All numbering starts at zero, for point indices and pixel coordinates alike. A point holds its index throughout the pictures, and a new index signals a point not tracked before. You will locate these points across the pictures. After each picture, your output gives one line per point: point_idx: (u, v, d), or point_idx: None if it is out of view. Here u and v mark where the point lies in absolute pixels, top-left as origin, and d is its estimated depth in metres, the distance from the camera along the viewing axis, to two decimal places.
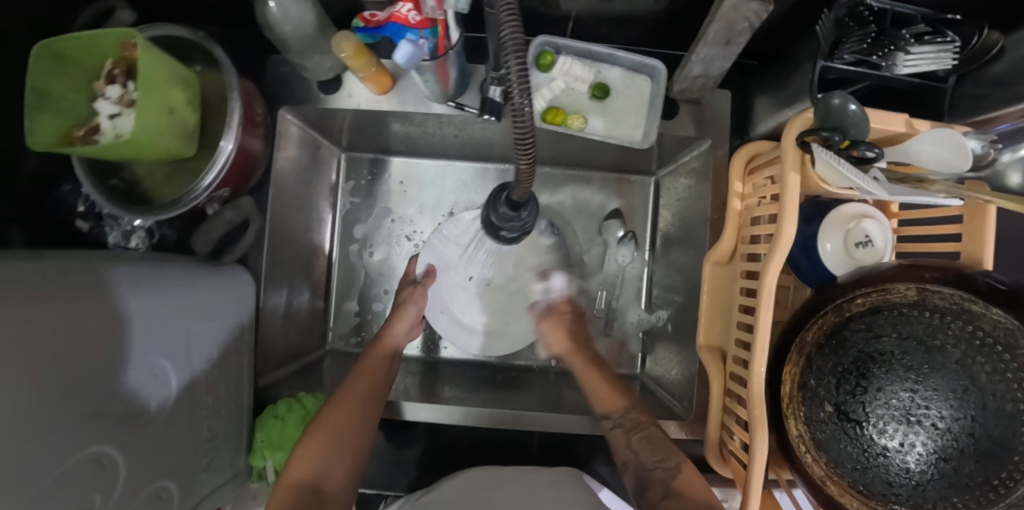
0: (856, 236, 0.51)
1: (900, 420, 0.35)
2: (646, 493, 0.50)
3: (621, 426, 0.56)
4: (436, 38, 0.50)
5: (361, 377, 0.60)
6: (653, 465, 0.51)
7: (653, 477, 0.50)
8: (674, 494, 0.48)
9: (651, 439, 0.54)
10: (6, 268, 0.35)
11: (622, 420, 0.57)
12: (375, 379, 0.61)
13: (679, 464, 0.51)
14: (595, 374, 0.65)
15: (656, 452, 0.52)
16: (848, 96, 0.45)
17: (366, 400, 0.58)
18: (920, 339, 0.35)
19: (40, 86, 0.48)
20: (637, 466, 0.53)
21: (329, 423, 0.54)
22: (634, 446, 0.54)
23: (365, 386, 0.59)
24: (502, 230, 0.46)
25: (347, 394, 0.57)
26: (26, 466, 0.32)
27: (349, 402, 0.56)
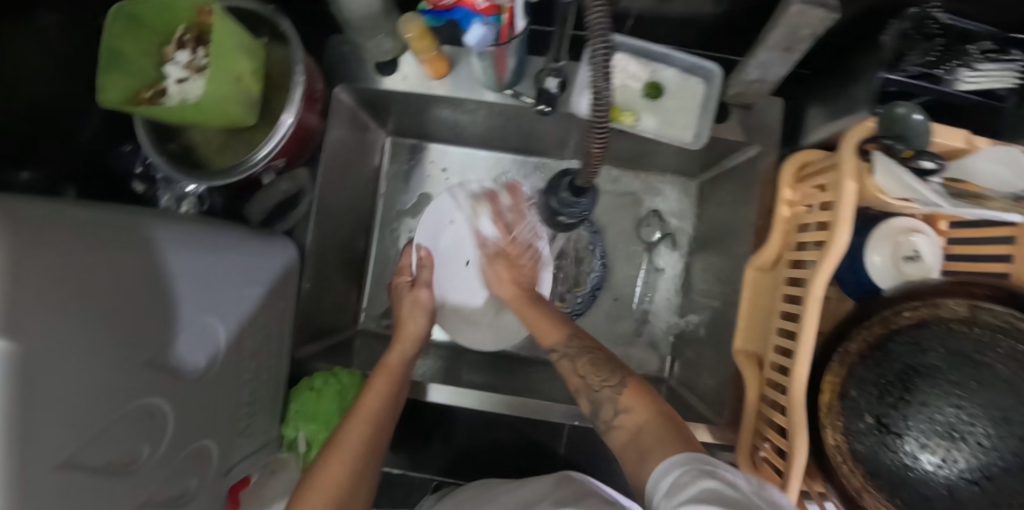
0: (904, 249, 0.52)
1: (944, 435, 0.43)
2: (601, 413, 0.50)
3: (564, 355, 0.56)
4: (500, 26, 0.50)
5: (363, 419, 0.52)
6: (600, 386, 0.51)
7: (603, 397, 0.50)
8: (625, 409, 0.48)
9: (596, 361, 0.54)
10: (69, 214, 0.36)
11: (565, 349, 0.56)
12: (380, 415, 0.53)
13: (623, 380, 0.51)
14: (536, 311, 0.63)
15: (601, 374, 0.52)
16: (914, 105, 0.45)
17: (366, 450, 0.50)
18: (965, 357, 0.44)
19: (114, 45, 0.49)
20: (587, 390, 0.52)
21: (327, 480, 0.48)
22: (580, 371, 0.54)
23: (364, 428, 0.51)
24: (561, 215, 0.48)
25: (346, 440, 0.50)
26: (75, 410, 0.33)
27: (351, 445, 0.50)
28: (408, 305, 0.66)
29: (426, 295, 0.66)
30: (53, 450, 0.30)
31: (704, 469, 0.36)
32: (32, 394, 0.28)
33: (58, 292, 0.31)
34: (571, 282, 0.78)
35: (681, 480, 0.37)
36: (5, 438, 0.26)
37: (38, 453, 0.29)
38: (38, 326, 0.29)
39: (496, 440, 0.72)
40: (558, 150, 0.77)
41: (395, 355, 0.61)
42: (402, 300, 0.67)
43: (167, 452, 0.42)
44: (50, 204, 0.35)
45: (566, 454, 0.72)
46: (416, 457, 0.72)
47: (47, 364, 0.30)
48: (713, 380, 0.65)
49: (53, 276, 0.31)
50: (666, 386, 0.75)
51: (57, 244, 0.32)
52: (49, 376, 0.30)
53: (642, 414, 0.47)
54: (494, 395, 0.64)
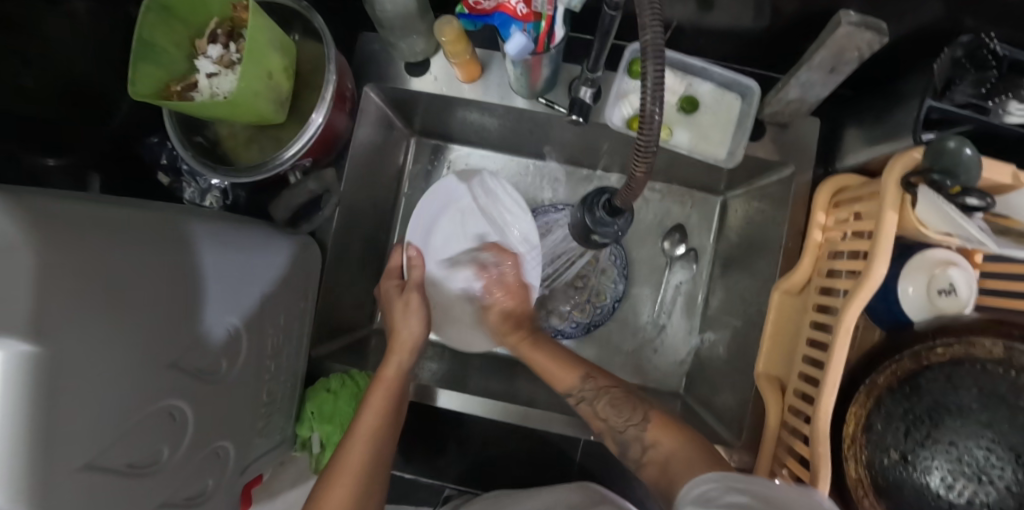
0: (939, 282, 0.49)
1: (971, 477, 0.43)
2: (629, 452, 0.50)
3: (584, 400, 0.55)
4: (537, 33, 0.49)
5: (359, 439, 0.50)
6: (623, 427, 0.51)
7: (628, 436, 0.51)
8: (652, 443, 0.49)
9: (614, 401, 0.53)
10: (102, 212, 0.36)
11: (584, 393, 0.55)
12: (376, 435, 0.51)
13: (646, 416, 0.51)
14: (540, 354, 0.61)
15: (622, 414, 0.52)
16: (965, 138, 0.42)
17: (365, 471, 0.48)
18: (1000, 397, 0.44)
19: (146, 38, 0.48)
20: (610, 430, 0.52)
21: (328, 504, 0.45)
22: (602, 414, 0.53)
23: (363, 451, 0.49)
24: (595, 233, 0.47)
25: (343, 465, 0.48)
26: (100, 410, 0.32)
27: (349, 469, 0.48)
28: (400, 309, 0.60)
29: (417, 298, 0.60)
30: (75, 451, 0.30)
31: (733, 485, 0.37)
32: (53, 396, 0.28)
33: (81, 290, 0.31)
34: (591, 291, 0.77)
35: (710, 494, 0.37)
36: (29, 440, 0.26)
37: (58, 454, 0.29)
38: (61, 326, 0.29)
39: (510, 450, 0.72)
40: (585, 158, 0.76)
41: (389, 369, 0.56)
42: (391, 303, 0.61)
43: (186, 452, 0.42)
44: (78, 199, 0.35)
45: (580, 468, 0.72)
46: (429, 462, 0.72)
47: (69, 365, 0.29)
48: (732, 402, 0.65)
49: (78, 275, 0.31)
50: (683, 403, 0.74)
51: (82, 242, 0.32)
52: (73, 378, 0.30)
53: (670, 447, 0.47)
54: (509, 405, 0.64)
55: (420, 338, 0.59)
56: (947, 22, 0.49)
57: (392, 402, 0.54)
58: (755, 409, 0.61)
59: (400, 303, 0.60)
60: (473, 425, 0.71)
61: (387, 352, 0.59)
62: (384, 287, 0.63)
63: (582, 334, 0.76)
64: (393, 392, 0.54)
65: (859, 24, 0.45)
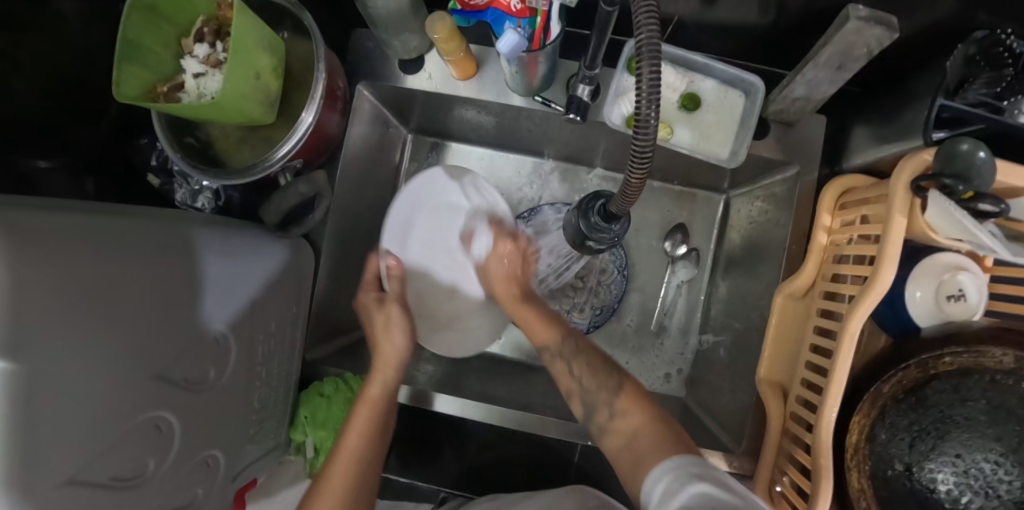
0: (948, 288, 0.48)
1: (978, 490, 0.43)
2: (594, 417, 0.49)
3: (561, 355, 0.55)
4: (533, 30, 0.49)
5: (345, 461, 0.49)
6: (595, 389, 0.50)
7: (597, 400, 0.49)
8: (620, 413, 0.47)
9: (591, 365, 0.52)
10: (84, 221, 0.35)
11: (560, 349, 0.56)
12: (360, 458, 0.49)
13: (620, 384, 0.49)
14: (527, 307, 0.60)
15: (597, 376, 0.51)
16: (979, 141, 0.40)
17: (353, 489, 0.48)
18: (1009, 410, 0.43)
19: (131, 37, 0.46)
20: (581, 392, 0.52)
21: None
22: (575, 373, 0.53)
23: (348, 473, 0.48)
24: (591, 238, 0.46)
25: (326, 488, 0.47)
26: (84, 425, 0.32)
27: (334, 491, 0.47)
28: (379, 322, 0.58)
29: (398, 312, 0.58)
30: (61, 468, 0.30)
31: (692, 474, 0.36)
32: (36, 414, 0.28)
33: (64, 304, 0.30)
34: (591, 292, 0.76)
35: (672, 489, 0.35)
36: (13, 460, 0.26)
37: (44, 472, 0.28)
38: (40, 342, 0.28)
39: (507, 453, 0.71)
40: (584, 156, 0.74)
41: (374, 386, 0.55)
42: (370, 318, 0.59)
43: (174, 463, 0.42)
44: (58, 210, 0.35)
45: (579, 471, 0.71)
46: (426, 465, 0.71)
47: (54, 382, 0.29)
48: (732, 408, 0.64)
49: (59, 291, 0.30)
50: (683, 406, 0.73)
51: (60, 254, 0.31)
52: (58, 394, 0.29)
53: (638, 416, 0.46)
54: (504, 410, 0.64)
55: (406, 352, 0.58)
56: (960, 18, 0.47)
57: (378, 421, 0.53)
58: (756, 415, 0.60)
59: (381, 315, 0.58)
60: (468, 427, 0.71)
61: (372, 369, 0.57)
62: (362, 297, 0.61)
63: (582, 336, 0.75)
64: (377, 410, 0.53)
65: (869, 18, 0.43)
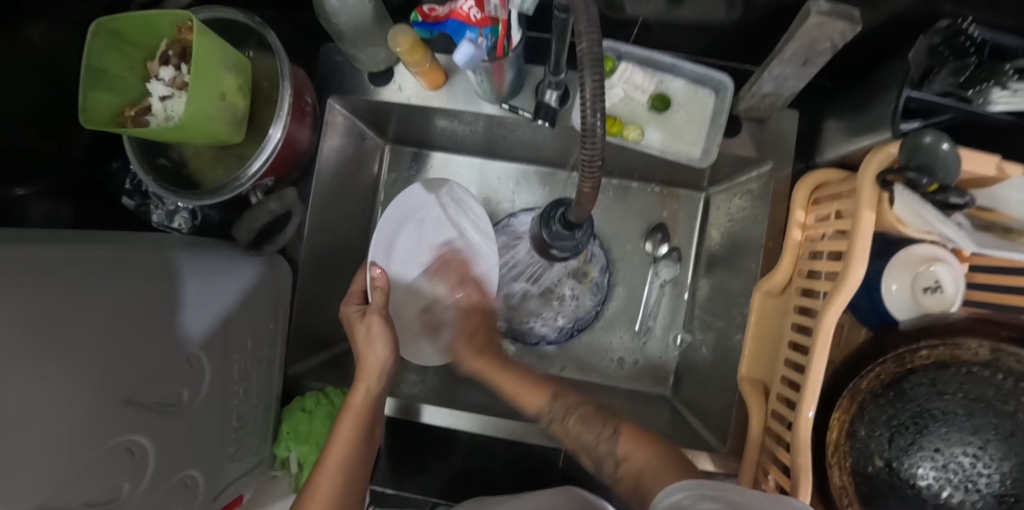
0: (924, 280, 0.47)
1: (959, 485, 0.42)
2: (603, 468, 0.52)
3: (555, 417, 0.58)
4: (495, 38, 0.48)
5: (330, 472, 0.49)
6: (596, 442, 0.52)
7: (600, 452, 0.52)
8: (624, 457, 0.49)
9: (585, 417, 0.56)
10: (45, 251, 0.35)
11: (553, 411, 0.58)
12: (345, 468, 0.50)
13: (617, 429, 0.52)
14: (506, 373, 0.63)
15: (593, 429, 0.54)
16: (941, 134, 0.41)
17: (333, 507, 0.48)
18: (988, 402, 0.42)
19: (95, 63, 0.48)
20: (585, 447, 0.54)
21: None
22: (574, 430, 0.56)
23: (331, 485, 0.48)
24: (553, 247, 0.46)
25: (314, 495, 0.48)
26: (51, 452, 0.32)
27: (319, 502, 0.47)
28: (362, 335, 0.58)
29: (379, 322, 0.58)
30: (34, 494, 0.30)
31: (707, 493, 0.35)
32: (6, 443, 0.28)
33: (31, 333, 0.31)
34: (573, 296, 0.75)
35: (681, 502, 0.36)
36: None
37: (17, 503, 0.29)
38: (9, 370, 0.28)
39: (494, 458, 0.71)
40: (560, 160, 0.74)
41: (358, 394, 0.55)
42: (353, 329, 0.59)
43: (149, 486, 0.42)
44: (21, 242, 0.35)
45: (566, 474, 0.71)
46: (413, 474, 0.71)
47: (24, 410, 0.29)
48: (717, 406, 0.64)
49: (25, 326, 0.30)
50: (670, 405, 0.73)
51: (20, 285, 0.31)
52: (28, 423, 0.30)
53: (642, 458, 0.47)
54: (493, 419, 0.64)
55: (389, 360, 0.58)
56: (923, 7, 0.47)
57: (364, 434, 0.53)
58: (740, 414, 0.60)
59: (364, 328, 0.57)
60: (454, 435, 0.71)
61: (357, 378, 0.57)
62: (348, 311, 0.60)
63: (566, 339, 0.75)
64: (364, 421, 0.54)
65: (830, 12, 0.42)
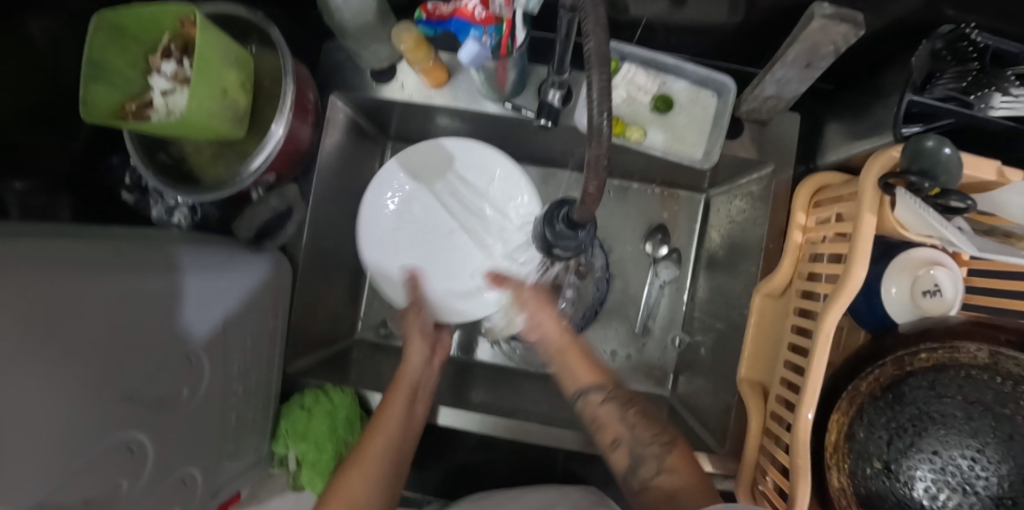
0: (923, 283, 0.47)
1: (956, 488, 0.42)
2: (639, 469, 0.51)
3: (615, 400, 0.55)
4: (499, 37, 0.47)
5: (377, 441, 0.54)
6: (646, 441, 0.52)
7: (647, 452, 0.51)
8: (670, 470, 0.49)
9: (643, 412, 0.55)
10: (44, 248, 0.35)
11: (615, 393, 0.56)
12: (394, 439, 0.55)
13: (673, 440, 0.53)
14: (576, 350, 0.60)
15: (651, 429, 0.53)
16: (944, 138, 0.41)
17: (381, 467, 0.53)
18: (989, 406, 0.41)
19: (97, 57, 0.47)
20: (631, 440, 0.52)
21: (345, 491, 0.50)
22: (628, 420, 0.54)
23: (381, 448, 0.54)
24: (555, 246, 0.46)
25: (362, 458, 0.53)
26: (52, 447, 0.32)
27: (369, 463, 0.52)
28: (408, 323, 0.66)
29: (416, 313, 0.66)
30: (35, 490, 0.30)
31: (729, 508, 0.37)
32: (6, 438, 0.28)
33: (31, 329, 0.30)
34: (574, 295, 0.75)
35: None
36: None
37: (18, 499, 0.28)
38: (8, 366, 0.28)
39: (493, 457, 0.71)
40: (561, 160, 0.74)
41: (408, 370, 0.62)
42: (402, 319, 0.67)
43: (148, 483, 0.41)
44: (21, 238, 0.35)
45: (564, 473, 0.71)
46: (412, 473, 0.71)
47: (23, 407, 0.29)
48: (717, 406, 0.64)
49: (23, 322, 0.30)
50: (668, 406, 0.73)
51: (22, 281, 0.31)
52: (27, 419, 0.29)
53: (684, 476, 0.48)
54: (493, 419, 0.64)
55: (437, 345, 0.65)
56: (927, 12, 0.47)
57: (404, 411, 0.57)
58: (739, 414, 0.60)
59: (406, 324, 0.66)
60: (454, 433, 0.71)
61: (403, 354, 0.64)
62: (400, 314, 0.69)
63: None
64: (410, 396, 0.59)
65: (834, 16, 0.42)
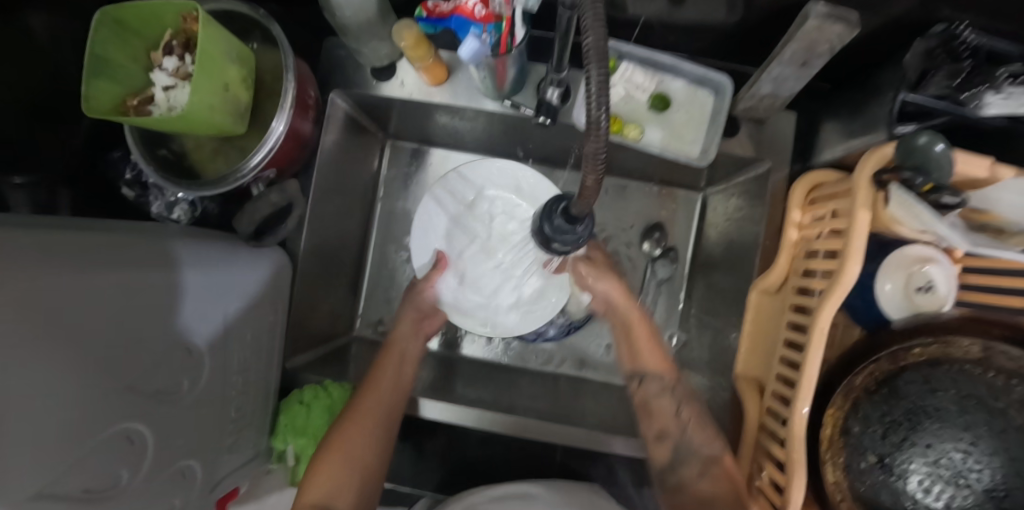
0: (917, 280, 0.48)
1: (948, 480, 0.43)
2: (679, 468, 0.53)
3: (669, 393, 0.57)
4: (499, 34, 0.47)
5: (375, 392, 0.58)
6: (694, 443, 0.53)
7: (693, 454, 0.53)
8: (708, 475, 0.51)
9: (699, 415, 0.55)
10: (44, 240, 0.35)
11: (671, 387, 0.58)
12: (394, 389, 0.59)
13: (723, 450, 0.53)
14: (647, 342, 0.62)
15: (705, 428, 0.54)
16: (936, 134, 0.41)
17: (379, 415, 0.56)
18: (981, 400, 0.43)
19: (99, 52, 0.48)
20: (680, 439, 0.54)
21: (341, 438, 0.53)
22: (681, 417, 0.55)
23: (376, 396, 0.57)
24: (554, 241, 0.46)
25: (358, 408, 0.56)
26: (52, 437, 0.32)
27: (364, 412, 0.56)
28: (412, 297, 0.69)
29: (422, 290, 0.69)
30: (35, 478, 0.30)
31: None
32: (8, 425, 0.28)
33: (32, 318, 0.31)
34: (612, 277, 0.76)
35: None
36: None
37: (18, 487, 0.28)
38: (10, 354, 0.28)
39: (491, 454, 0.71)
40: (560, 158, 0.75)
41: (408, 341, 0.65)
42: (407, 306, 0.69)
43: (147, 475, 0.42)
44: (21, 228, 0.35)
45: (563, 469, 0.71)
46: (409, 469, 0.71)
47: (24, 394, 0.29)
48: (715, 403, 0.64)
49: (23, 310, 0.30)
50: None
51: (24, 269, 0.31)
52: (28, 407, 0.30)
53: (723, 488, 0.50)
54: (492, 414, 0.64)
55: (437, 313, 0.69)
56: (922, 12, 0.47)
57: (397, 369, 0.61)
58: (736, 410, 0.61)
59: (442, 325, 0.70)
60: (452, 430, 0.71)
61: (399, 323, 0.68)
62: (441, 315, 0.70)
63: (563, 336, 0.73)
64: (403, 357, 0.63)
65: (830, 15, 0.43)
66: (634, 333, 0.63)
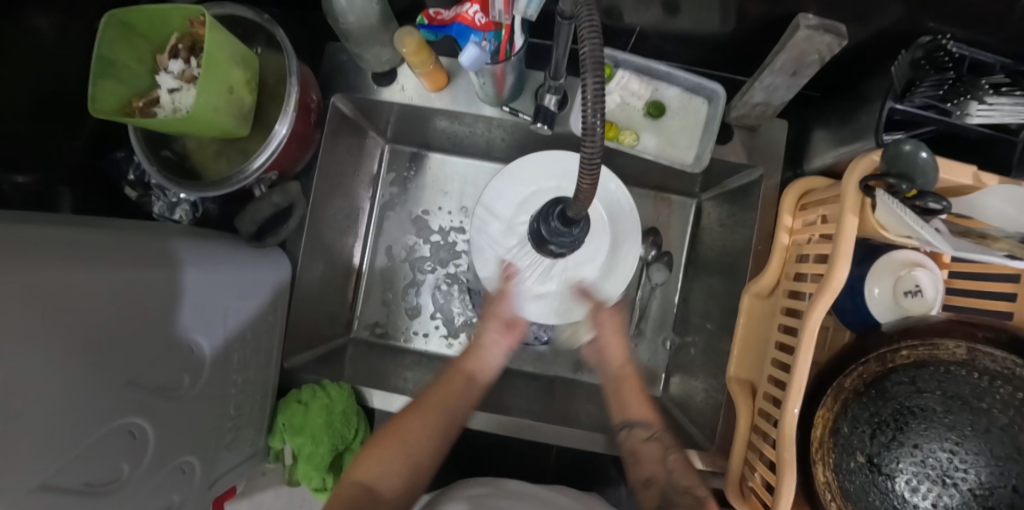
0: (905, 284, 0.48)
1: (934, 480, 0.39)
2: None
3: (657, 440, 0.58)
4: (498, 42, 0.50)
5: (440, 393, 0.58)
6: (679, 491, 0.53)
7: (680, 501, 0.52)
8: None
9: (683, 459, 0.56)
10: (52, 236, 0.36)
11: (659, 434, 0.58)
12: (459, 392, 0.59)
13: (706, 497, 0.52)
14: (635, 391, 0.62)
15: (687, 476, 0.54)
16: (920, 142, 0.43)
17: (440, 418, 0.56)
18: (964, 399, 0.39)
19: (106, 54, 0.49)
20: (665, 484, 0.54)
21: (401, 428, 0.55)
22: (668, 463, 0.56)
23: (443, 398, 0.58)
24: (550, 242, 0.47)
25: (423, 404, 0.57)
26: (57, 427, 0.32)
27: (430, 411, 0.56)
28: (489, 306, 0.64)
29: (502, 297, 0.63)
30: (39, 468, 0.31)
31: None
32: (14, 415, 0.28)
33: (39, 311, 0.31)
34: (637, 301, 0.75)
35: None
36: None
37: (21, 476, 0.29)
38: (17, 345, 0.29)
39: (487, 454, 0.72)
40: None
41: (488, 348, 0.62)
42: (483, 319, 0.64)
43: (147, 470, 0.42)
44: (30, 224, 0.36)
45: (559, 470, 0.72)
46: None
47: (31, 386, 0.30)
48: (708, 405, 0.65)
49: (31, 303, 0.31)
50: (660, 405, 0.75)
51: (33, 263, 0.32)
52: (35, 398, 0.30)
53: None
54: (490, 415, 0.65)
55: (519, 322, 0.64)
56: (906, 24, 0.49)
57: (466, 387, 0.59)
58: (728, 412, 0.61)
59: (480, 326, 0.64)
60: None
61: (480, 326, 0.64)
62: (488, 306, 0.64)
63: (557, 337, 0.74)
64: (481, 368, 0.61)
65: (818, 27, 0.45)
66: (622, 385, 0.62)
